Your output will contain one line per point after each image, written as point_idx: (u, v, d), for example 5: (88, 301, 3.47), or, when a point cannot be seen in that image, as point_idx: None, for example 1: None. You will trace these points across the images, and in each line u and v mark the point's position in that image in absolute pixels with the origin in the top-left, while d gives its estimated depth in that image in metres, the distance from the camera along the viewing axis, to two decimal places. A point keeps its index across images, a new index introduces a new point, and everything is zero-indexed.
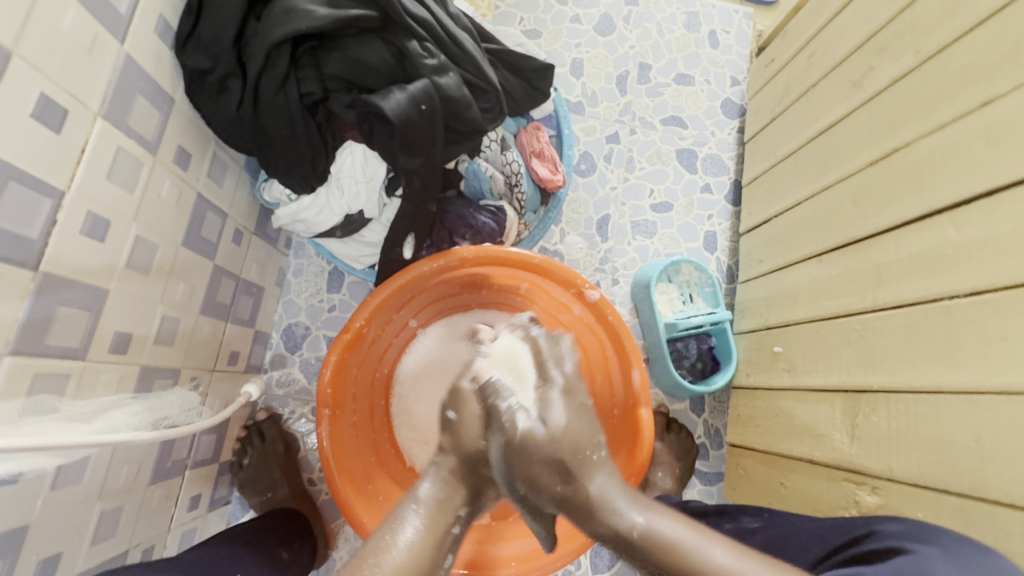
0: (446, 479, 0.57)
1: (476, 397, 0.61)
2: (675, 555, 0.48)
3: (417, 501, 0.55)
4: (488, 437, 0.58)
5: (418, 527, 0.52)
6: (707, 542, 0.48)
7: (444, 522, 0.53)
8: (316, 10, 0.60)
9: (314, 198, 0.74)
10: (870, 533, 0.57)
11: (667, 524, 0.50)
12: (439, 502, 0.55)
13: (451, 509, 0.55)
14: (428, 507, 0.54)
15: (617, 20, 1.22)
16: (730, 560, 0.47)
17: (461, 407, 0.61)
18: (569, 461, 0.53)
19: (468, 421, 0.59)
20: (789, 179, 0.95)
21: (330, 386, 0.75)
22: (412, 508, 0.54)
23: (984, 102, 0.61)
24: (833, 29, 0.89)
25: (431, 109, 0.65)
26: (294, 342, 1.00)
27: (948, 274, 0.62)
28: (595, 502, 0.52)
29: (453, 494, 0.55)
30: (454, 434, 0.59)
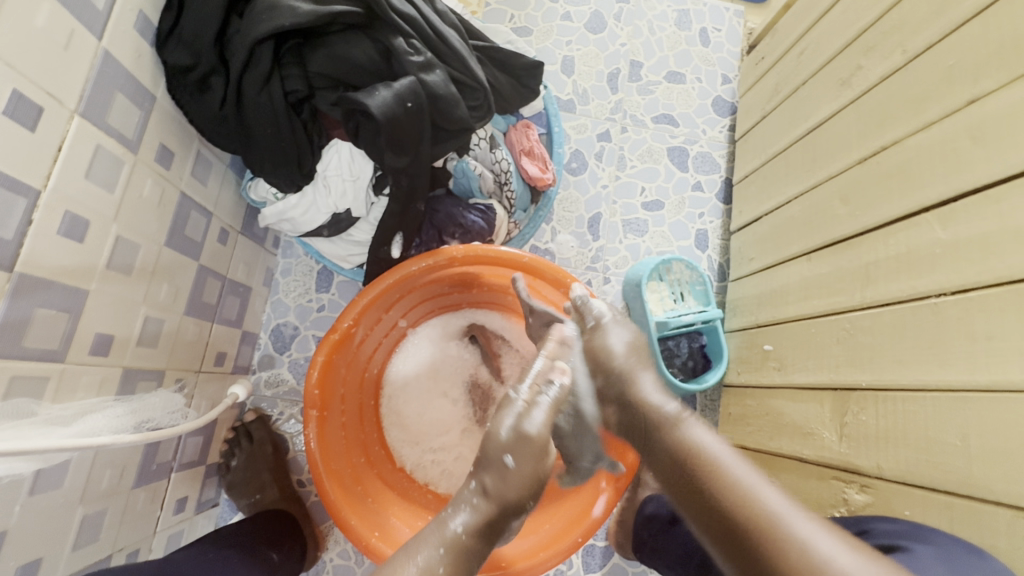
0: (479, 526, 0.54)
1: (539, 451, 0.57)
2: (695, 448, 0.54)
3: (443, 544, 0.53)
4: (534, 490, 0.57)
5: None
6: (733, 455, 0.53)
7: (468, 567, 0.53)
8: (299, 6, 0.59)
9: (300, 197, 0.73)
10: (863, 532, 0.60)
11: (702, 433, 0.56)
12: (464, 556, 0.53)
13: (474, 561, 0.54)
14: (453, 557, 0.52)
15: (608, 17, 1.21)
16: (750, 477, 0.50)
17: (522, 453, 0.57)
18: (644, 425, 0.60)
19: (520, 476, 0.56)
20: (779, 178, 0.95)
21: (318, 387, 0.74)
22: (436, 552, 0.52)
23: (971, 101, 0.61)
24: (822, 26, 0.89)
25: (417, 107, 0.64)
26: (283, 342, 0.99)
27: (934, 272, 0.62)
28: (637, 393, 0.62)
29: (480, 545, 0.54)
30: (500, 477, 0.56)
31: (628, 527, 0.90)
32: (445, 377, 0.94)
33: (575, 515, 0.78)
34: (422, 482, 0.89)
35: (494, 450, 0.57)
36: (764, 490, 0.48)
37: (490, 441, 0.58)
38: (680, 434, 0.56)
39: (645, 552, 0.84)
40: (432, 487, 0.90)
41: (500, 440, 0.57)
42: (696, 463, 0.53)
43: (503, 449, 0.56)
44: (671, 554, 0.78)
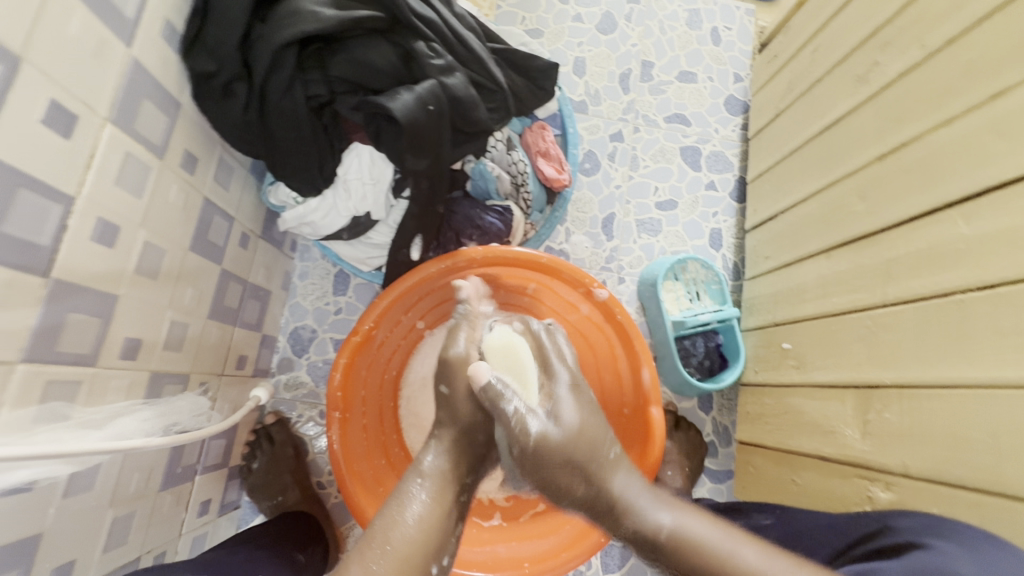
0: (448, 452, 0.63)
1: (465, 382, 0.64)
2: (705, 555, 0.51)
3: (422, 474, 0.59)
4: (476, 413, 0.65)
5: (425, 501, 0.56)
6: (740, 544, 0.52)
7: (445, 497, 0.58)
8: (322, 12, 0.59)
9: (320, 201, 0.74)
10: (886, 529, 0.59)
11: (698, 526, 0.54)
12: (444, 474, 0.60)
13: (455, 483, 0.60)
14: (434, 481, 0.59)
15: (619, 18, 1.21)
16: (757, 560, 0.50)
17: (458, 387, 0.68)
18: (587, 465, 0.58)
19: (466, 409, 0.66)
20: (795, 175, 0.95)
21: (340, 389, 0.75)
22: (417, 482, 0.59)
23: (993, 95, 0.60)
24: (837, 23, 0.89)
25: (439, 110, 0.64)
26: (301, 345, 1.00)
27: (958, 268, 0.61)
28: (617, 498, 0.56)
29: (456, 473, 0.61)
30: (450, 407, 0.66)
31: None
32: None
33: None
34: None
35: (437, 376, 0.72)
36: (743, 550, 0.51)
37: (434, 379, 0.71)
38: (691, 553, 0.52)
39: None
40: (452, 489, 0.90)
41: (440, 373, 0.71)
42: None
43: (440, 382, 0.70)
44: None
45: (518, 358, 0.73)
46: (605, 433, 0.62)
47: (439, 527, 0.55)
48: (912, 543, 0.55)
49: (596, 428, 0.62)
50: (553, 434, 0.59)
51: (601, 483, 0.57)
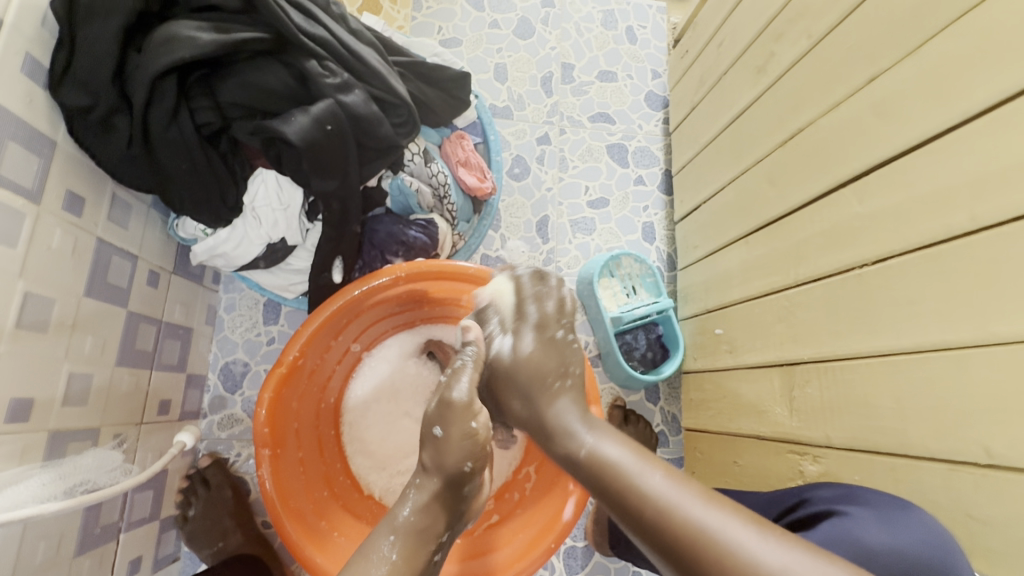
0: (426, 505, 0.58)
1: (467, 416, 0.61)
2: (614, 476, 0.51)
3: (394, 530, 0.56)
4: (472, 458, 0.60)
5: (395, 560, 0.54)
6: (648, 472, 0.49)
7: (422, 549, 0.56)
8: (199, 37, 0.56)
9: (230, 231, 0.71)
10: (803, 501, 0.62)
11: (612, 446, 0.54)
12: (419, 532, 0.57)
13: (431, 536, 0.57)
14: (406, 538, 0.56)
15: (536, 22, 1.23)
16: (666, 490, 0.47)
17: (448, 427, 0.61)
18: (529, 385, 0.62)
19: (459, 451, 0.60)
20: (711, 166, 0.98)
21: (267, 426, 0.71)
22: (389, 539, 0.56)
23: (871, 79, 0.64)
24: (736, 17, 0.93)
25: (338, 129, 0.63)
26: (233, 381, 0.96)
27: (855, 245, 0.64)
28: (547, 425, 0.60)
29: (432, 520, 0.58)
30: (438, 453, 0.60)
31: (604, 523, 0.90)
32: (405, 399, 0.93)
33: (546, 523, 0.78)
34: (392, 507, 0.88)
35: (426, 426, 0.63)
36: (649, 478, 0.48)
37: (426, 419, 0.63)
38: (596, 455, 0.54)
39: (622, 547, 0.85)
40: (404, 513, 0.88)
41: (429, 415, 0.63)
42: (616, 495, 0.49)
43: (432, 423, 0.62)
44: None
45: (500, 304, 0.71)
46: (560, 364, 0.64)
47: None
48: (827, 512, 0.57)
49: (546, 359, 0.64)
50: (506, 354, 0.65)
51: (539, 405, 0.61)
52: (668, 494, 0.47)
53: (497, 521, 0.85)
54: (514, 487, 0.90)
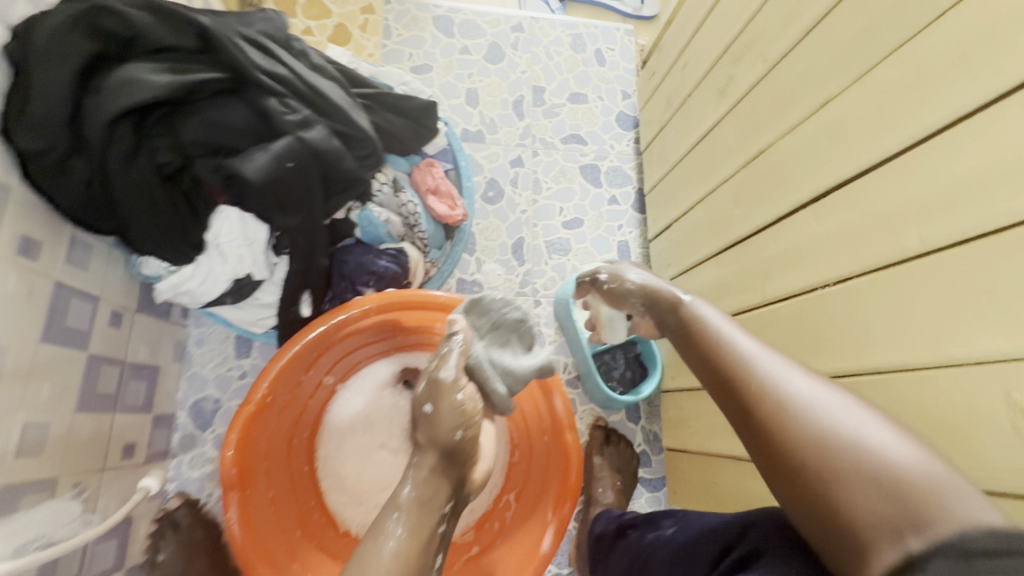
0: (426, 479, 0.59)
1: (453, 390, 0.62)
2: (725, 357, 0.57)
3: (398, 507, 0.57)
4: (463, 426, 0.61)
5: (402, 534, 0.54)
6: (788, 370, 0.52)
7: (428, 521, 0.57)
8: (156, 79, 0.55)
9: (194, 267, 0.70)
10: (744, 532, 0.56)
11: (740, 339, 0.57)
12: (422, 504, 0.57)
13: (434, 508, 0.58)
14: (411, 512, 0.56)
15: (506, 47, 1.24)
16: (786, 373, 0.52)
17: (438, 401, 0.62)
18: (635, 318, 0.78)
19: (448, 419, 0.61)
20: (681, 186, 0.99)
21: (235, 466, 0.69)
22: (394, 516, 0.56)
23: (823, 103, 0.65)
24: (698, 41, 0.95)
25: (300, 166, 0.62)
26: (204, 419, 0.94)
27: (817, 266, 0.65)
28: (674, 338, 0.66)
29: (431, 494, 0.58)
30: (429, 428, 0.61)
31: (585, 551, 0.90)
32: (381, 430, 0.91)
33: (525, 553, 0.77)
34: None
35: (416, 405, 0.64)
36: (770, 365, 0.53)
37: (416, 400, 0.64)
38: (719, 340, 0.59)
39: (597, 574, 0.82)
40: None
41: (419, 396, 0.64)
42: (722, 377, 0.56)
43: (423, 400, 0.63)
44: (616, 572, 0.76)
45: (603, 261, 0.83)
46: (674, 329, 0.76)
47: (417, 562, 0.54)
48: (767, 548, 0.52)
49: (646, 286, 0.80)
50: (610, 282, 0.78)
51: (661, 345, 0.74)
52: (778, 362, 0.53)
53: (477, 553, 0.83)
54: (494, 515, 0.88)
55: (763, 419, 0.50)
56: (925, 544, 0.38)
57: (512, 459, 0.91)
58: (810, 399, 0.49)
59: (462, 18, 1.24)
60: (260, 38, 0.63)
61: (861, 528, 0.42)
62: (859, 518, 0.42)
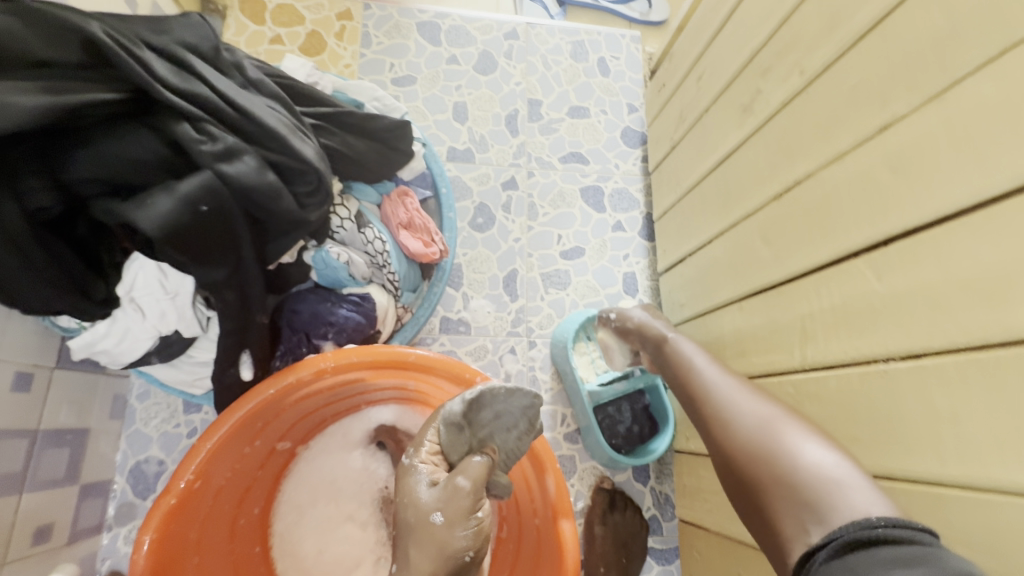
0: None
1: (474, 509, 0.51)
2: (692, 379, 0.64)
3: None
4: (473, 547, 0.50)
5: None
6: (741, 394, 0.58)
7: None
8: (17, 100, 0.41)
9: (110, 324, 0.59)
10: None
11: (692, 354, 0.68)
12: None
13: None
14: None
15: (498, 56, 1.12)
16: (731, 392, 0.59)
17: (446, 522, 0.50)
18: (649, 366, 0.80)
19: (460, 540, 0.50)
20: (696, 215, 0.86)
21: (150, 575, 0.56)
22: None
23: (882, 127, 0.52)
24: (716, 49, 0.82)
25: (219, 207, 0.49)
26: (145, 484, 0.82)
27: (876, 332, 0.51)
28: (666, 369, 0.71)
29: None
30: (428, 546, 0.49)
31: None
32: (347, 500, 0.79)
33: None
34: None
35: (415, 515, 0.51)
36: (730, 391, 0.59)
37: (416, 505, 0.52)
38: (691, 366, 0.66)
39: None
40: None
41: (419, 503, 0.52)
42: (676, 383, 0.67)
43: (426, 510, 0.51)
44: None
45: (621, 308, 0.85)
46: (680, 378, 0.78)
47: None
48: None
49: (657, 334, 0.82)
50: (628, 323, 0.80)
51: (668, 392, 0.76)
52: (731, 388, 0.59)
53: None
54: None
55: (718, 437, 0.56)
56: (823, 536, 0.42)
57: (501, 535, 0.79)
58: (745, 416, 0.55)
59: (450, 24, 1.12)
60: (175, 53, 0.51)
61: (783, 524, 0.46)
62: (781, 519, 0.46)
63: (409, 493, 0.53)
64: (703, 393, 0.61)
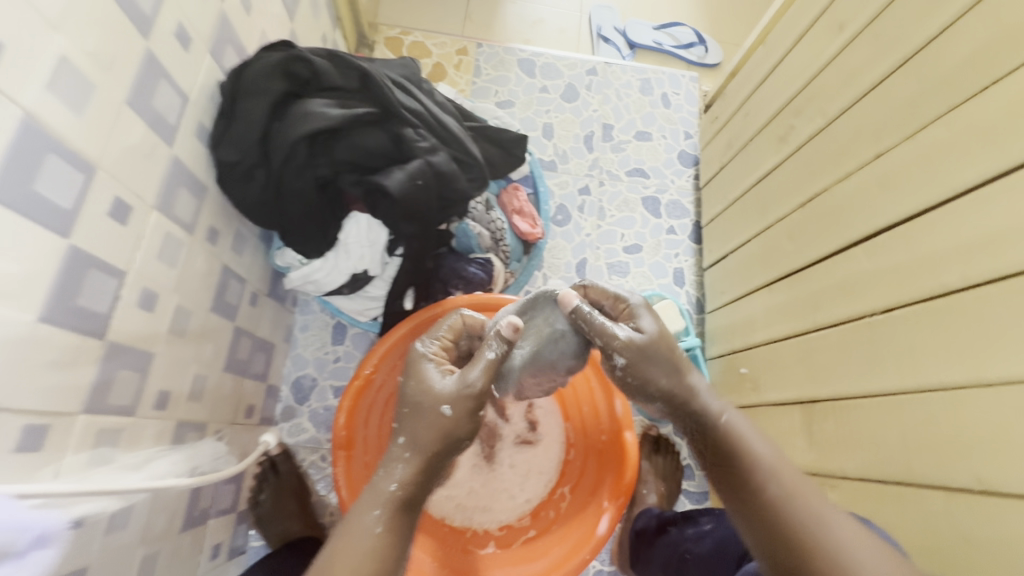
0: (415, 475, 0.62)
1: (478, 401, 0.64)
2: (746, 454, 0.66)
3: (381, 504, 0.61)
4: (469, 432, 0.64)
5: (382, 531, 0.59)
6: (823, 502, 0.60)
7: (408, 519, 0.62)
8: (328, 111, 0.72)
9: (324, 261, 0.84)
10: None
11: (758, 444, 0.66)
12: (404, 506, 0.61)
13: (415, 505, 0.63)
14: (393, 512, 0.61)
15: (581, 88, 1.38)
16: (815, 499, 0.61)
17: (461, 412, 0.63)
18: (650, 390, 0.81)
19: (456, 424, 0.63)
20: (738, 220, 1.08)
21: (344, 429, 0.85)
22: (375, 512, 0.60)
23: (877, 155, 0.74)
24: (761, 92, 1.05)
25: (426, 183, 0.77)
26: (303, 393, 1.09)
27: (866, 297, 0.73)
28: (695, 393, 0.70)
29: (415, 494, 0.63)
30: (433, 427, 0.63)
31: (624, 546, 0.97)
32: None
33: (581, 537, 0.87)
34: (434, 515, 0.94)
35: (430, 400, 0.64)
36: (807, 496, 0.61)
37: (430, 395, 0.64)
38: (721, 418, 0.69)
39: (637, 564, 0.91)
40: (453, 522, 0.96)
41: (435, 392, 0.64)
42: (743, 474, 0.64)
43: (439, 400, 0.63)
44: (660, 558, 0.85)
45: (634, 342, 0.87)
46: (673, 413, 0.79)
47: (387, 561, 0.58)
48: None
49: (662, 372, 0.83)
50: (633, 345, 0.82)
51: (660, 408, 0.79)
52: (770, 452, 0.66)
53: (535, 536, 0.94)
54: (550, 504, 0.98)
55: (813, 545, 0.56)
56: None
57: (567, 457, 1.01)
58: (839, 534, 0.57)
59: (543, 61, 1.39)
60: (401, 80, 0.80)
61: None
62: None
63: (426, 384, 0.65)
64: (761, 478, 0.63)
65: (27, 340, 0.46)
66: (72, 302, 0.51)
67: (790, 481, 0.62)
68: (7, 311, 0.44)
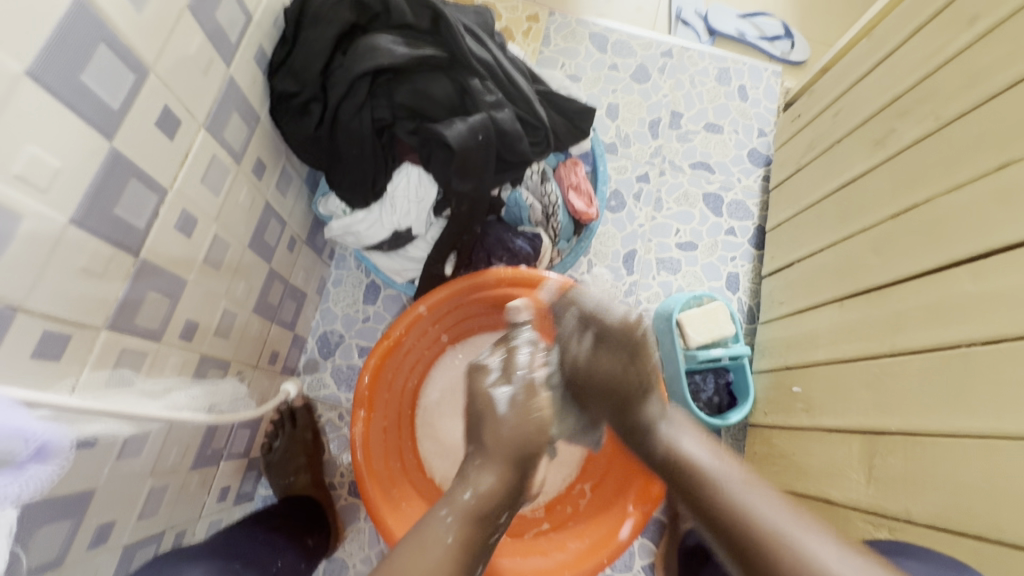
0: (488, 490, 0.59)
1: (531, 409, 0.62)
2: (691, 466, 0.60)
3: (451, 508, 0.58)
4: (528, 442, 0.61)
5: (455, 539, 0.56)
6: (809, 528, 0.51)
7: (480, 531, 0.58)
8: (395, 49, 0.68)
9: (367, 213, 0.80)
10: None
11: (693, 443, 0.63)
12: (479, 517, 0.58)
13: (493, 518, 0.59)
14: (463, 521, 0.57)
15: (653, 70, 1.30)
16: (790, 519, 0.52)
17: (516, 414, 0.62)
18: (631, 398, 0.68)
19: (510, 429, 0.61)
20: (812, 227, 0.99)
21: (368, 389, 0.81)
22: (445, 517, 0.58)
23: (1001, 165, 0.65)
24: (856, 92, 0.96)
25: (487, 139, 0.72)
26: (328, 348, 1.06)
27: (963, 325, 0.65)
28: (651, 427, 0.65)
29: (490, 504, 0.59)
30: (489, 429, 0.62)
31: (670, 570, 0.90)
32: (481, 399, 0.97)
33: (598, 540, 0.81)
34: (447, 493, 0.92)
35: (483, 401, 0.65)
36: (769, 504, 0.54)
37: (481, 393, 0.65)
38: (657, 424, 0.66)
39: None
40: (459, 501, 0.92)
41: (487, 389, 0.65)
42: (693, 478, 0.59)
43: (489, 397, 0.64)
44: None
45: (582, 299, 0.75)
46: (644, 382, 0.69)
47: (463, 571, 0.55)
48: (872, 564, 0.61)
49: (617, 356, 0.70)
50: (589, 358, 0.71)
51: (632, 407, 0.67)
52: (719, 462, 0.59)
53: (549, 529, 0.89)
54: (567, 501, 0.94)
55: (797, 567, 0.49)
56: None
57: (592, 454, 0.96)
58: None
59: (616, 37, 1.31)
60: (475, 28, 0.75)
61: None
62: None
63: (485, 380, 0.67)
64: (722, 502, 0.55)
65: (57, 241, 0.44)
66: (108, 210, 0.48)
67: (752, 497, 0.55)
68: (36, 205, 0.41)
